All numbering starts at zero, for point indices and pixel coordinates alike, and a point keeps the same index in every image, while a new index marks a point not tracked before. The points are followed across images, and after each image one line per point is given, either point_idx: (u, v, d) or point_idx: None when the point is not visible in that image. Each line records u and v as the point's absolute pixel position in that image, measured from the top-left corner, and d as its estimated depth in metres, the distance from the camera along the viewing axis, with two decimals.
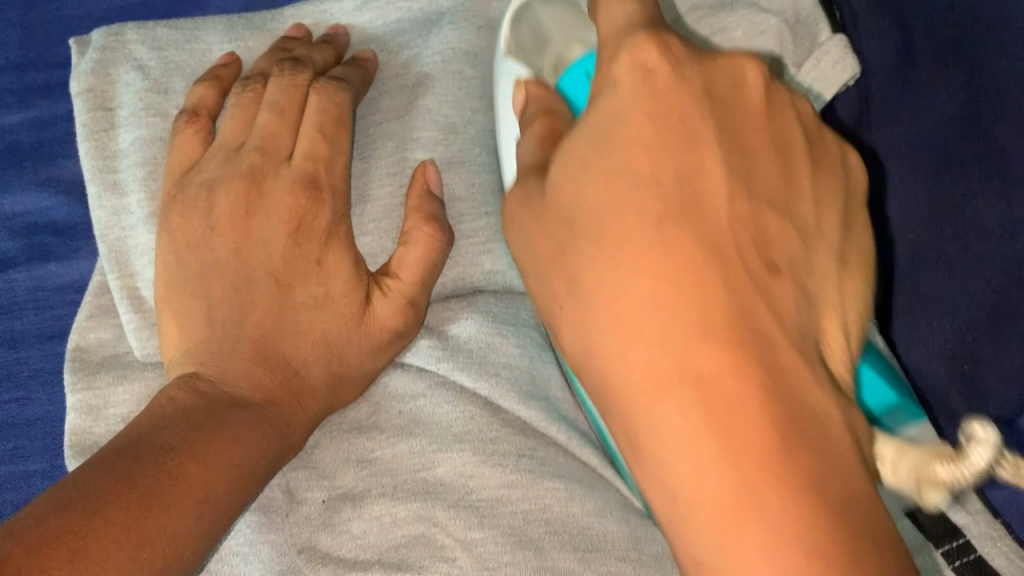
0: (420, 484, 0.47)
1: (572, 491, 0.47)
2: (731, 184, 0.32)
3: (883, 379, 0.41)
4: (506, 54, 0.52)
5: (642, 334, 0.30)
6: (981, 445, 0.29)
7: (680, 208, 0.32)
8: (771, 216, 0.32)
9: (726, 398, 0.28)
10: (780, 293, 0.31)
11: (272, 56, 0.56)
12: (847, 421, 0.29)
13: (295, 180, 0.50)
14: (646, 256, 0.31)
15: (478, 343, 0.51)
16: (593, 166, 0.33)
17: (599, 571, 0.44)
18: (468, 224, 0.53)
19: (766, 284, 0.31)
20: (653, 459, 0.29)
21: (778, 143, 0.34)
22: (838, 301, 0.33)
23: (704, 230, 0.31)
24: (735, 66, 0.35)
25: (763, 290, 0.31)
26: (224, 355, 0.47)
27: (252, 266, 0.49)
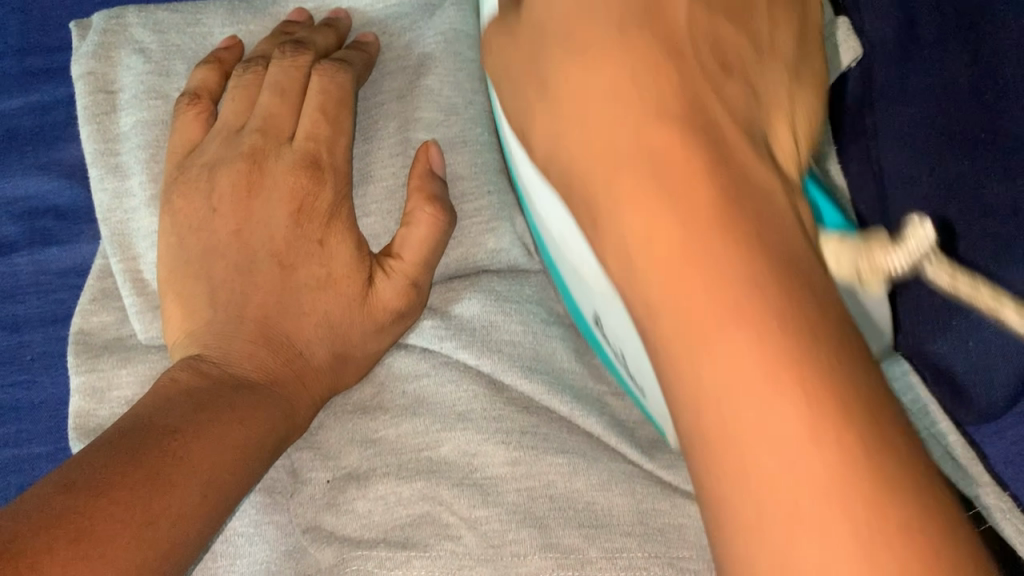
0: (425, 463, 0.47)
1: (575, 466, 0.47)
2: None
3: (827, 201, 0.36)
4: None
5: (602, 123, 0.30)
6: (917, 237, 0.30)
7: (654, 41, 0.32)
8: (727, 29, 0.33)
9: (678, 174, 0.28)
10: (730, 91, 0.31)
11: (274, 39, 0.56)
12: (790, 196, 0.29)
13: (296, 161, 0.50)
14: (608, 59, 0.31)
15: (481, 322, 0.51)
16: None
17: (604, 547, 0.45)
18: (471, 203, 0.53)
19: (718, 81, 0.31)
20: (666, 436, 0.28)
21: None
22: (788, 107, 0.33)
23: (662, 33, 0.32)
24: None
25: (715, 85, 0.31)
26: (229, 337, 0.47)
27: (254, 248, 0.49)
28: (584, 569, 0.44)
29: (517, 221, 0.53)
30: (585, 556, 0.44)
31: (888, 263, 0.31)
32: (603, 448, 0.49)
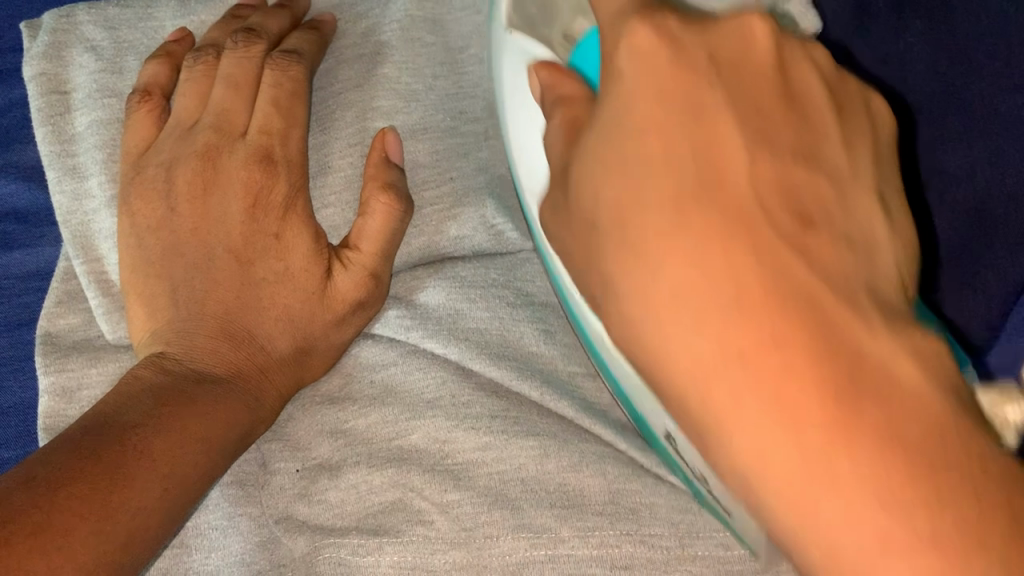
0: (395, 452, 0.48)
1: (545, 448, 0.47)
2: (750, 141, 0.30)
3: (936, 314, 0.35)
4: (511, 28, 0.45)
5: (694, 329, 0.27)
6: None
7: (713, 209, 0.29)
8: (799, 171, 0.30)
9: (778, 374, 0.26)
10: (819, 248, 0.29)
11: (226, 26, 0.55)
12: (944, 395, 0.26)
13: (248, 155, 0.51)
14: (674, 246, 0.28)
15: (447, 310, 0.51)
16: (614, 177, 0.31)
17: (575, 526, 0.45)
18: (432, 190, 0.53)
19: (801, 240, 0.29)
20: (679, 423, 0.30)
21: (790, 96, 0.32)
22: (887, 238, 0.31)
23: (725, 202, 0.29)
24: (742, 23, 0.33)
25: (803, 249, 0.28)
26: (190, 333, 0.48)
27: (211, 244, 0.50)
28: (556, 548, 0.45)
29: (483, 208, 0.53)
30: (557, 535, 0.45)
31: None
32: (574, 430, 0.48)
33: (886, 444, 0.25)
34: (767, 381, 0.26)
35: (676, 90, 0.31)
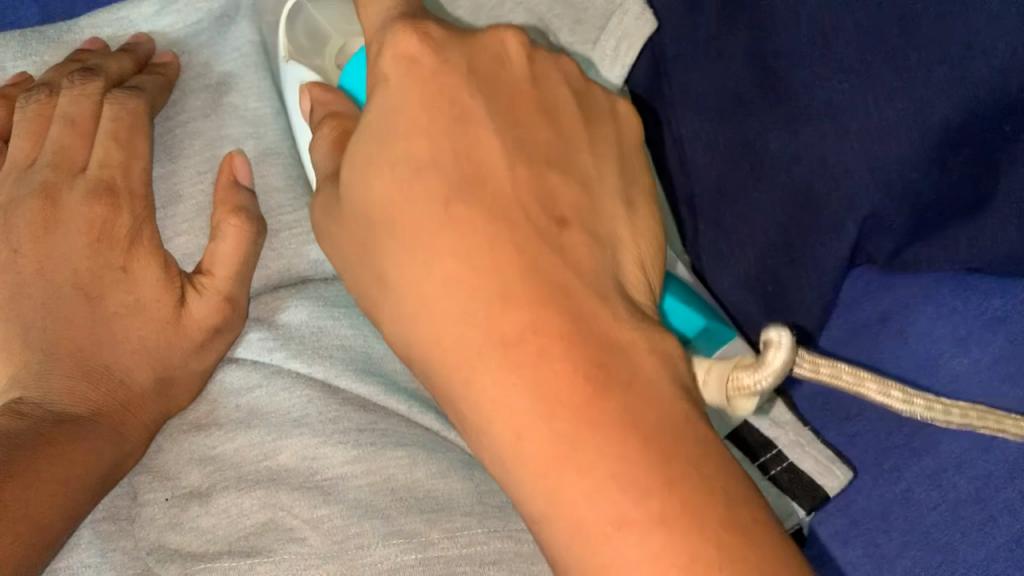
0: (265, 472, 0.48)
1: (414, 457, 0.48)
2: (509, 151, 0.41)
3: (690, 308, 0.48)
4: (288, 59, 0.55)
5: (447, 278, 0.37)
6: (775, 348, 0.36)
7: (477, 208, 0.39)
8: (548, 175, 0.41)
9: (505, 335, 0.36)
10: (570, 240, 0.39)
11: (64, 67, 0.55)
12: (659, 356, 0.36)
13: (89, 189, 0.51)
14: (441, 236, 0.38)
15: (310, 329, 0.52)
16: (380, 159, 0.40)
17: (446, 528, 0.45)
18: (289, 214, 0.55)
19: (555, 236, 0.39)
20: (483, 385, 0.36)
21: (545, 110, 0.43)
22: (630, 239, 0.42)
23: (484, 202, 0.39)
24: (497, 41, 0.44)
25: (551, 241, 0.39)
26: (47, 376, 0.47)
27: (58, 284, 0.49)
28: (427, 551, 0.44)
29: None
30: (427, 538, 0.45)
31: (753, 381, 0.36)
32: (439, 440, 0.50)
33: (596, 454, 0.33)
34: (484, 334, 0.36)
35: (442, 104, 0.41)
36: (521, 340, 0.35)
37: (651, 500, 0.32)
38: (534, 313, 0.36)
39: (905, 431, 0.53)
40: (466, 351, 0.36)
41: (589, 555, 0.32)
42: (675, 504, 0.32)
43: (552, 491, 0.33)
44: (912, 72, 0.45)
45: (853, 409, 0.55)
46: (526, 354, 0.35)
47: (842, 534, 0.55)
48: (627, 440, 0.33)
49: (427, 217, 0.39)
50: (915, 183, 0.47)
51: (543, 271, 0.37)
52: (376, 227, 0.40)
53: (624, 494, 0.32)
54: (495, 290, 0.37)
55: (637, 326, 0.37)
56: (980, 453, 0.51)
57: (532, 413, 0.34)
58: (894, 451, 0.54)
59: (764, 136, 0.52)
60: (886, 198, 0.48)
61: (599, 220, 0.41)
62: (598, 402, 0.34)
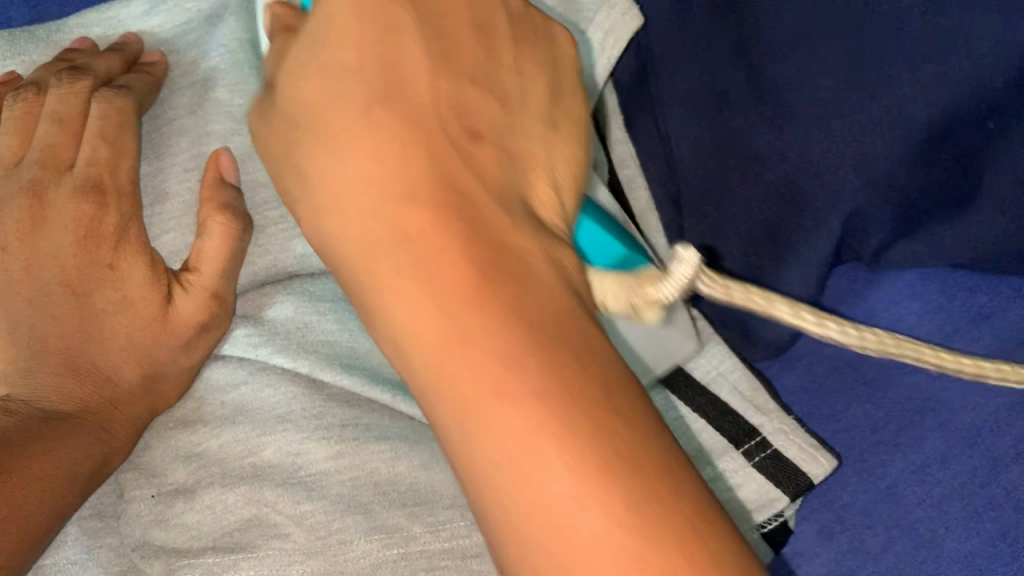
0: (249, 469, 0.48)
1: (397, 450, 0.48)
2: (433, 66, 0.40)
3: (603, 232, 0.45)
4: None
5: (362, 186, 0.37)
6: (682, 264, 0.39)
7: (396, 115, 0.38)
8: (471, 92, 0.40)
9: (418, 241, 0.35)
10: (480, 154, 0.38)
11: (52, 67, 0.55)
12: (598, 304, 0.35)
13: (76, 187, 0.51)
14: (360, 140, 0.38)
15: (296, 324, 0.52)
16: (318, 65, 0.40)
17: (428, 521, 0.46)
18: (275, 211, 0.54)
19: (468, 149, 0.38)
20: (392, 289, 0.35)
21: (479, 26, 0.42)
22: (544, 158, 0.41)
23: (404, 111, 0.38)
24: None
25: (465, 154, 0.38)
26: (35, 375, 0.48)
27: (45, 282, 0.49)
28: (409, 545, 0.45)
29: None
30: (409, 532, 0.45)
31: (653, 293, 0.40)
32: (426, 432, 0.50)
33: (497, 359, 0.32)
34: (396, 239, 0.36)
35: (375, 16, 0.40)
36: (423, 235, 0.35)
37: (548, 396, 0.31)
38: (437, 213, 0.36)
39: (890, 427, 0.53)
40: (377, 254, 0.36)
41: (479, 442, 0.32)
42: (568, 402, 0.31)
43: (443, 377, 0.33)
44: (899, 70, 0.45)
45: (839, 405, 0.55)
46: (434, 257, 0.35)
47: (827, 530, 0.56)
48: (528, 335, 0.32)
49: (348, 124, 0.38)
50: (898, 181, 0.48)
51: (451, 178, 0.37)
52: (303, 130, 0.40)
53: (520, 383, 0.32)
54: (405, 190, 0.37)
55: (538, 235, 0.36)
56: (967, 447, 0.51)
57: (432, 301, 0.34)
58: (881, 447, 0.54)
59: (751, 132, 0.52)
60: (868, 194, 0.49)
61: (515, 139, 0.40)
62: (495, 293, 0.33)
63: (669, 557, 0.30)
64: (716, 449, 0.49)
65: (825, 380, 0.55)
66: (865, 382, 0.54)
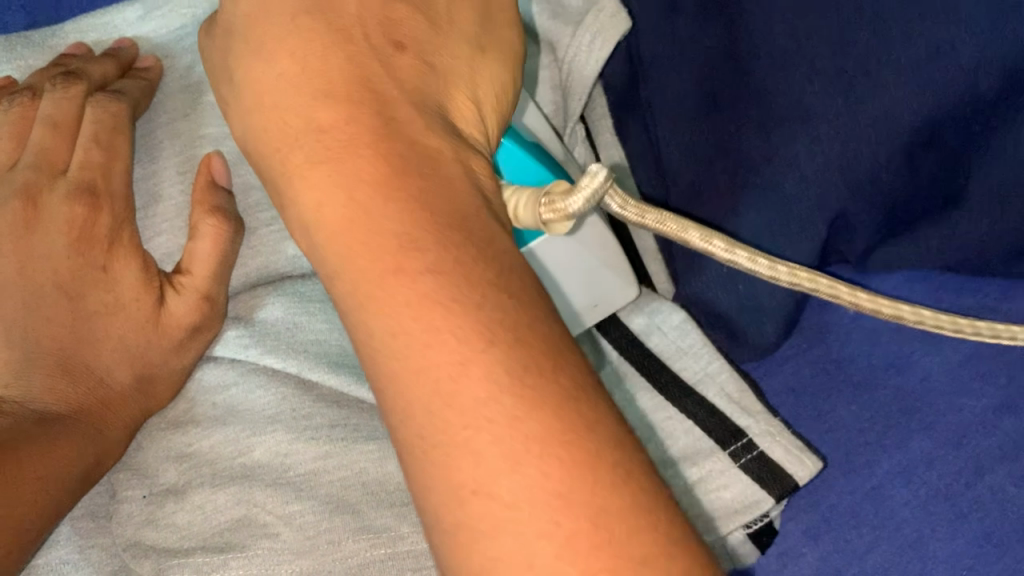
0: (238, 469, 0.48)
1: (385, 450, 0.49)
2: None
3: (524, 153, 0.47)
4: None
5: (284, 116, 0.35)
6: (590, 177, 0.36)
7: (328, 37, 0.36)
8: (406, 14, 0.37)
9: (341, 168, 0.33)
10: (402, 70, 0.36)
11: (46, 71, 0.56)
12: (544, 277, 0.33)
13: (69, 190, 0.51)
14: (286, 56, 0.35)
15: (286, 325, 0.53)
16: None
17: (416, 522, 0.46)
18: (266, 213, 0.55)
19: (390, 63, 0.36)
20: (315, 221, 0.33)
21: None
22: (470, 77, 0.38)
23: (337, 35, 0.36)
24: None
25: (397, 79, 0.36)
26: (26, 373, 0.48)
27: (38, 282, 0.50)
28: (396, 545, 0.45)
29: None
30: (397, 532, 0.46)
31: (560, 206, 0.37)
32: None
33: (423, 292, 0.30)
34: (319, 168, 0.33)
35: None
36: (335, 129, 0.34)
37: (466, 315, 0.30)
38: (350, 109, 0.34)
39: (877, 428, 0.54)
40: (305, 181, 0.34)
41: (380, 330, 0.31)
42: (471, 296, 0.30)
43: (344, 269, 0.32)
44: (884, 75, 0.45)
45: (825, 406, 0.55)
46: (355, 186, 0.32)
47: (813, 530, 0.55)
48: (435, 233, 0.31)
49: (271, 19, 0.36)
50: (882, 183, 0.48)
51: (367, 77, 0.35)
52: (231, 33, 0.38)
53: (436, 301, 0.30)
54: (326, 105, 0.34)
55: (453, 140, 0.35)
56: (952, 449, 0.52)
57: (338, 193, 0.32)
58: (868, 448, 0.54)
59: (739, 138, 0.53)
60: (852, 195, 0.49)
61: (439, 48, 0.37)
62: (402, 188, 0.32)
63: (562, 455, 0.28)
64: (705, 449, 0.49)
65: (811, 381, 0.55)
66: (852, 385, 0.54)
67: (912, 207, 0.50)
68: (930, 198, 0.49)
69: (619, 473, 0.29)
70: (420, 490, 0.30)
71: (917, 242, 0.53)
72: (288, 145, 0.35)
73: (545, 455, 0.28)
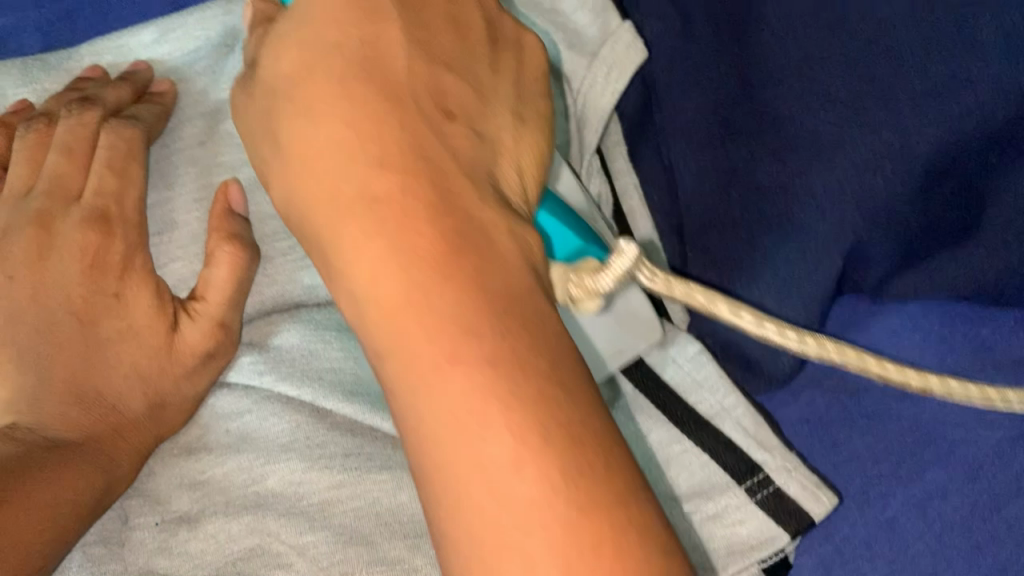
0: (252, 498, 0.48)
1: (399, 481, 0.48)
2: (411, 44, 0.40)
3: (563, 224, 0.46)
4: None
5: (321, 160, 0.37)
6: (621, 256, 0.40)
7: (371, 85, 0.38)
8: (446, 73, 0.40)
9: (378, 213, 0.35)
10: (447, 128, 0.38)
11: (62, 96, 0.56)
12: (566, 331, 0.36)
13: (84, 218, 0.51)
14: (329, 103, 0.38)
15: (301, 352, 0.53)
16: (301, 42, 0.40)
17: (428, 554, 0.46)
18: (282, 242, 0.55)
19: (433, 117, 0.38)
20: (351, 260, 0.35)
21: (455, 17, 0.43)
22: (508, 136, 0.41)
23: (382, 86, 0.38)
24: None
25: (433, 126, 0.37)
26: (40, 401, 0.48)
27: (53, 309, 0.50)
28: None
29: None
30: (410, 565, 0.46)
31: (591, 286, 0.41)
32: None
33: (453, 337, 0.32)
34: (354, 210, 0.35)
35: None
36: (370, 172, 0.36)
37: (494, 365, 0.32)
38: (388, 155, 0.36)
39: (891, 460, 0.53)
40: (341, 220, 0.36)
41: (408, 376, 0.32)
42: (497, 346, 0.32)
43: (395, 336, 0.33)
44: (901, 102, 0.45)
45: (839, 437, 0.55)
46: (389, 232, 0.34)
47: (826, 563, 0.55)
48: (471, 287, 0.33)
49: (323, 83, 0.38)
50: (899, 216, 0.48)
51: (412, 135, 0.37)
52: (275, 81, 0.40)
53: (465, 347, 0.32)
54: (365, 149, 0.36)
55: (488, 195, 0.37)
56: (968, 482, 0.51)
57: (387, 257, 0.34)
58: (882, 480, 0.54)
59: (754, 165, 0.52)
60: (869, 228, 0.49)
61: (477, 107, 0.40)
62: (454, 255, 0.34)
63: (573, 514, 0.31)
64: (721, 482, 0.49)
65: (826, 412, 0.55)
66: (865, 415, 0.54)
67: (929, 232, 0.49)
68: (949, 222, 0.48)
69: (630, 532, 0.31)
70: (438, 529, 0.32)
71: (936, 271, 0.51)
72: (325, 187, 0.36)
73: (557, 504, 0.31)
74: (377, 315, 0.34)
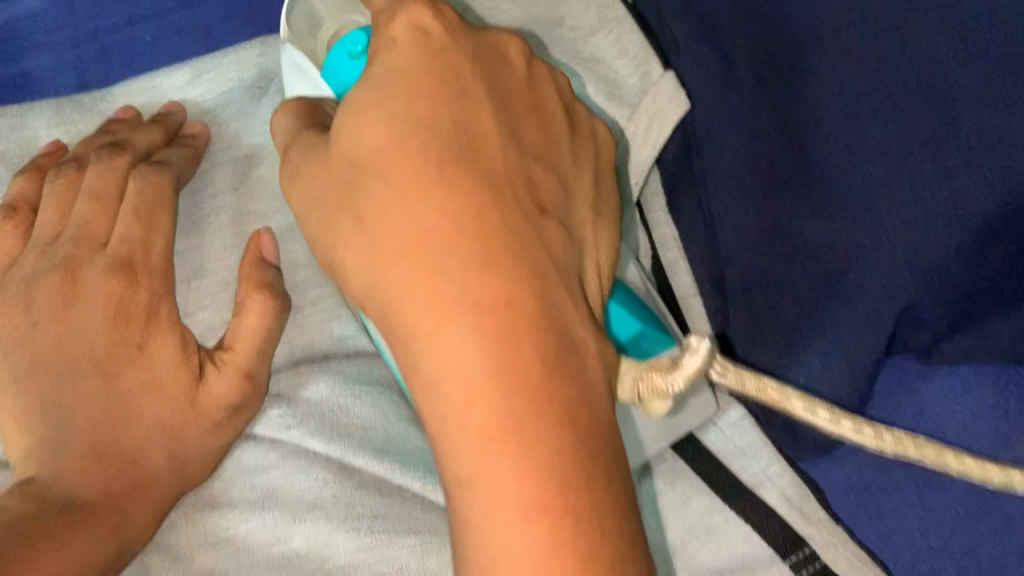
0: (276, 559, 0.47)
1: (428, 545, 0.47)
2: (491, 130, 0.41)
3: (630, 312, 0.46)
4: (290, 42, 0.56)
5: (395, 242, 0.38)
6: (691, 354, 0.39)
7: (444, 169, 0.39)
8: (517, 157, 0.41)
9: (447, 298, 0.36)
10: (542, 235, 0.40)
11: (94, 141, 0.56)
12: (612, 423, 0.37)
13: (109, 265, 0.51)
14: (403, 181, 0.39)
15: (330, 406, 0.51)
16: (368, 112, 0.40)
17: None
18: (315, 291, 0.55)
19: (528, 222, 0.40)
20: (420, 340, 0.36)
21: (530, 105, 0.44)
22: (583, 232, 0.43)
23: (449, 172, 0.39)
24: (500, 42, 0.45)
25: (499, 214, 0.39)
26: (60, 454, 0.47)
27: (75, 359, 0.49)
28: None
29: None
30: None
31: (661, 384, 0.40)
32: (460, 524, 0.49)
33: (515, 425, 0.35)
34: (421, 291, 0.37)
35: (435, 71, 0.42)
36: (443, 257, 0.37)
37: (544, 450, 0.34)
38: (459, 237, 0.37)
39: (944, 533, 0.50)
40: (410, 302, 0.37)
41: (468, 449, 0.35)
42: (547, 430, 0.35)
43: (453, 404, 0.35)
44: (955, 160, 0.43)
45: (886, 507, 0.52)
46: (458, 318, 0.36)
47: None
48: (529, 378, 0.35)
49: (412, 172, 0.38)
50: (956, 279, 0.44)
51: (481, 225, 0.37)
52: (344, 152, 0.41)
53: (521, 431, 0.34)
54: (431, 232, 0.37)
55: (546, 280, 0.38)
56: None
57: (458, 337, 0.35)
58: (932, 554, 0.51)
59: (798, 219, 0.50)
60: (921, 291, 0.45)
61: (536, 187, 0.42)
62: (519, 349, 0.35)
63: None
64: (766, 555, 0.47)
65: (870, 480, 0.53)
66: (915, 484, 0.51)
67: (991, 301, 0.45)
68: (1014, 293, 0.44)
69: None
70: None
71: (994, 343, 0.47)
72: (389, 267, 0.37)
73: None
74: (449, 394, 0.35)
